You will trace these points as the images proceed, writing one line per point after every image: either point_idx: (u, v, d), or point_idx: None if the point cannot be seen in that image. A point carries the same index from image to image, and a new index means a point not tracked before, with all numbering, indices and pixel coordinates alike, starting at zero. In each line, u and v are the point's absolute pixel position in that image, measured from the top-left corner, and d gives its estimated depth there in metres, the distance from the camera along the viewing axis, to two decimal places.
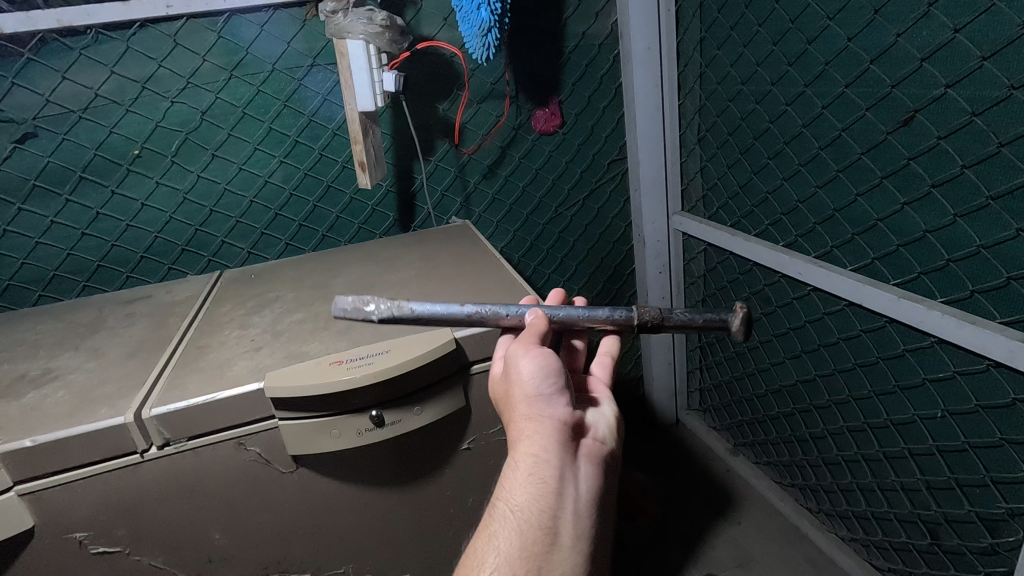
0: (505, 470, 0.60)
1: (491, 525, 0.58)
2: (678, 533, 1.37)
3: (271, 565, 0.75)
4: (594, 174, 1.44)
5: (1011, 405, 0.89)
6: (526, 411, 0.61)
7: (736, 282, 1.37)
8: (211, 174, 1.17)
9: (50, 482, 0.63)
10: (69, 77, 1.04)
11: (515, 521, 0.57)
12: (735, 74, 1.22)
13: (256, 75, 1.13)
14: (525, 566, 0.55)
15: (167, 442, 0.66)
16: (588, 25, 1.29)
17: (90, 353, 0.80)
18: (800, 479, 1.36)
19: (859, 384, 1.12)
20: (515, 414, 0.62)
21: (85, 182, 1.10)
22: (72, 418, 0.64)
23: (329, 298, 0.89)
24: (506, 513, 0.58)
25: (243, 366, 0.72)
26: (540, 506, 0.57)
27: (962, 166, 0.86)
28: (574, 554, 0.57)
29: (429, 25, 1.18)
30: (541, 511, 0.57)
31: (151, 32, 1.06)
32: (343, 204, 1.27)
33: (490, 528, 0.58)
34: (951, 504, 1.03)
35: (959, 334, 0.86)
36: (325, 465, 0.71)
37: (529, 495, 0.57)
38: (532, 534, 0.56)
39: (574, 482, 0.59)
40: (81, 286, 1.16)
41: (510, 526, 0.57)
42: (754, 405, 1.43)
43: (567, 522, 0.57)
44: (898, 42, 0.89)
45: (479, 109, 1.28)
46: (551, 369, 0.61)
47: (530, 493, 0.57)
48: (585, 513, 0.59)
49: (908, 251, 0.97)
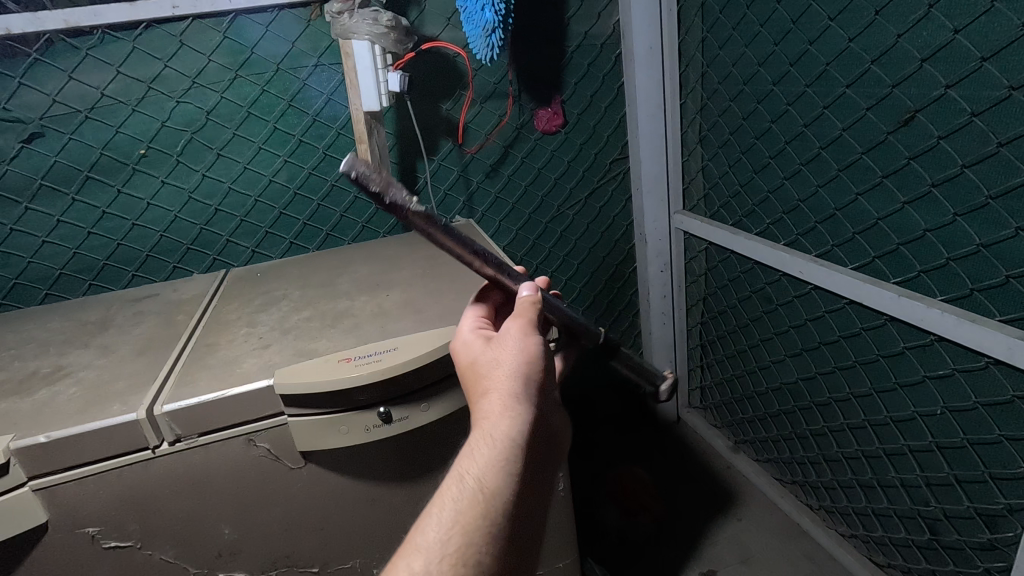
0: (473, 440, 0.55)
1: (450, 495, 0.52)
2: (681, 529, 1.39)
3: (280, 559, 0.76)
4: (597, 174, 1.45)
5: (1010, 402, 0.90)
6: (512, 386, 0.57)
7: (737, 281, 1.38)
8: (216, 173, 1.17)
9: (63, 478, 0.64)
10: (75, 77, 1.04)
11: (483, 504, 0.51)
12: (736, 73, 1.23)
13: (261, 74, 1.14)
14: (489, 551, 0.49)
15: (178, 438, 0.67)
16: (590, 25, 1.30)
17: (100, 350, 0.81)
18: (800, 477, 1.37)
19: (859, 381, 1.13)
20: (496, 386, 0.58)
21: (91, 181, 1.11)
22: (84, 414, 0.65)
23: (335, 296, 0.90)
24: (470, 485, 0.52)
25: (252, 363, 0.73)
26: (512, 493, 0.52)
27: (962, 166, 0.87)
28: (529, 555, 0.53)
29: (433, 25, 1.19)
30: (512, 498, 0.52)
31: (156, 32, 1.06)
32: (347, 203, 1.28)
33: (448, 498, 0.52)
34: (950, 500, 1.04)
35: (958, 331, 0.87)
36: (333, 461, 0.72)
37: (504, 478, 0.52)
38: (499, 519, 0.51)
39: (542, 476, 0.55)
40: (87, 284, 1.17)
41: (477, 508, 0.51)
42: (755, 403, 1.44)
43: (530, 516, 0.53)
44: (899, 43, 0.90)
45: (483, 109, 1.29)
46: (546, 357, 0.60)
47: (505, 476, 0.52)
48: (541, 505, 0.56)
49: (908, 250, 0.98)
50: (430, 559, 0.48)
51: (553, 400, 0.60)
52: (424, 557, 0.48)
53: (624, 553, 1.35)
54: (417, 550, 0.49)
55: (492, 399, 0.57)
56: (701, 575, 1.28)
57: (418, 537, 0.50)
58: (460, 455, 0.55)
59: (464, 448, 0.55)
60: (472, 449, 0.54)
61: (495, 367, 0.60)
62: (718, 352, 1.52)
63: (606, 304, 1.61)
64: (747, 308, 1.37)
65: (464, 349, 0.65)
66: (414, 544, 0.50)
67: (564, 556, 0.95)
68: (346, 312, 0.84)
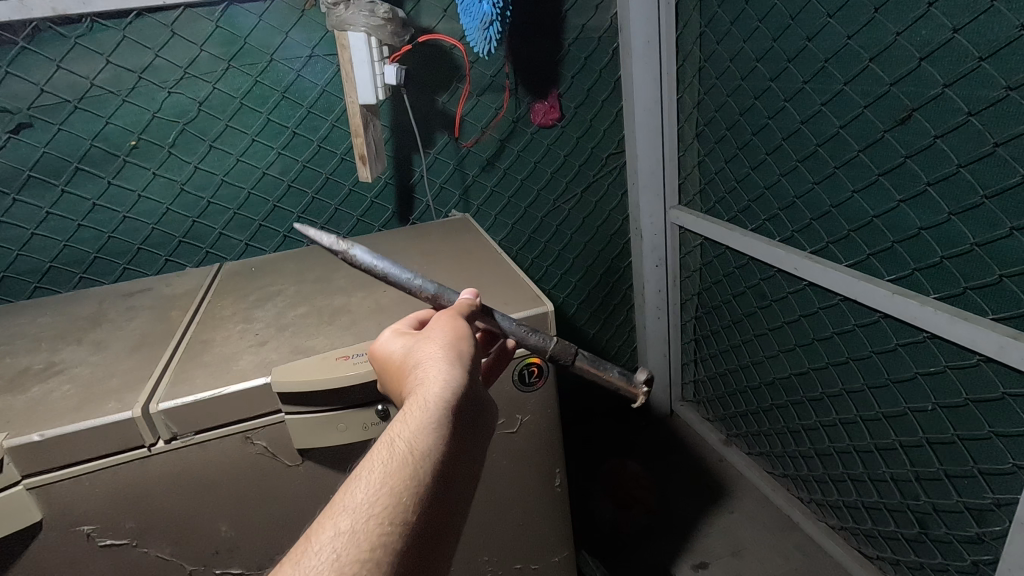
0: (420, 390, 0.52)
1: (391, 451, 0.46)
2: (671, 520, 1.41)
3: (277, 557, 0.76)
4: (593, 168, 1.44)
5: (1000, 399, 0.90)
6: (456, 357, 0.56)
7: (732, 276, 1.38)
8: (208, 165, 1.16)
9: (57, 476, 0.63)
10: (63, 66, 1.02)
11: (403, 463, 0.45)
12: (734, 68, 1.22)
13: (254, 65, 1.12)
14: (393, 506, 0.43)
15: (174, 436, 0.66)
16: (587, 18, 1.29)
17: (93, 346, 0.80)
18: (792, 470, 1.39)
19: (852, 376, 1.14)
20: (440, 351, 0.56)
21: (81, 173, 1.09)
22: (78, 412, 0.65)
23: (332, 292, 0.89)
24: (416, 435, 0.47)
25: (248, 360, 0.73)
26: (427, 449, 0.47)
27: (958, 165, 0.88)
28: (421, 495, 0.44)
29: (429, 16, 1.17)
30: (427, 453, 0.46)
31: (146, 21, 1.04)
32: (342, 196, 1.26)
33: (390, 452, 0.46)
34: (939, 494, 1.05)
35: (951, 330, 0.88)
36: (329, 457, 0.72)
37: (418, 434, 0.47)
38: (421, 476, 0.45)
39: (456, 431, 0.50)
40: (77, 278, 1.15)
41: (390, 465, 0.45)
42: (748, 397, 1.46)
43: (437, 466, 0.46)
44: (898, 41, 0.90)
45: (479, 101, 1.28)
46: (457, 333, 0.59)
47: (420, 434, 0.47)
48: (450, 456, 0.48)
49: (902, 248, 0.98)
50: (361, 516, 0.42)
51: (464, 359, 0.56)
52: (354, 518, 0.42)
53: (610, 545, 1.37)
54: (344, 507, 0.43)
55: (436, 363, 0.55)
56: (691, 567, 1.29)
57: (343, 498, 0.44)
58: (403, 407, 0.51)
59: (407, 403, 0.52)
60: (418, 397, 0.51)
61: (428, 345, 0.57)
62: (711, 346, 1.53)
63: (601, 297, 1.61)
64: (741, 303, 1.38)
65: (390, 351, 0.61)
66: (339, 504, 0.43)
67: (560, 551, 0.95)
68: (343, 309, 0.83)
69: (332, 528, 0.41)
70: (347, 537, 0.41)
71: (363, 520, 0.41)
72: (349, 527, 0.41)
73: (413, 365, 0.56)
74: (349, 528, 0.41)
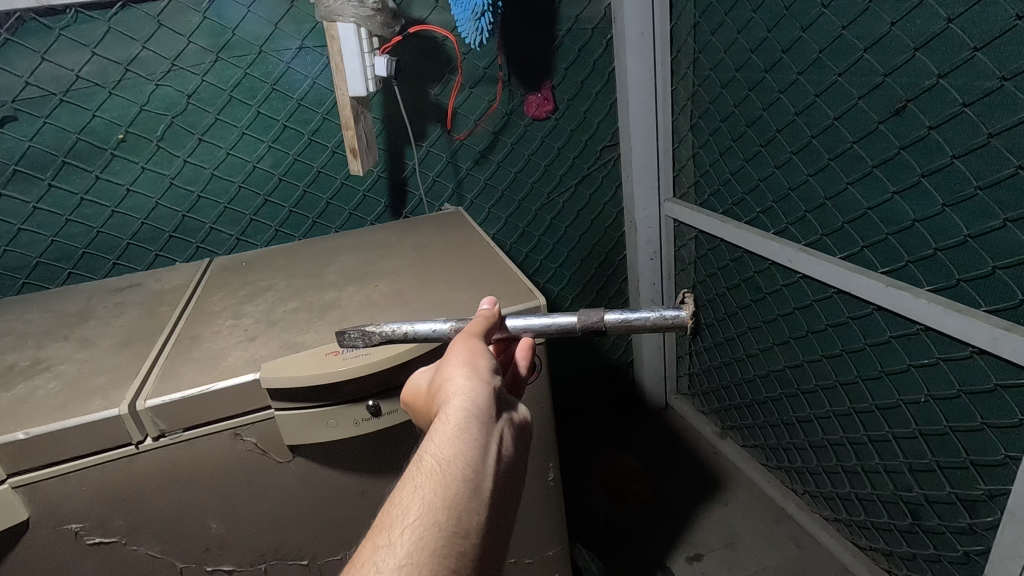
0: (445, 404, 0.52)
1: (423, 466, 0.47)
2: (666, 513, 1.41)
3: (269, 553, 0.75)
4: (586, 161, 1.44)
5: (992, 390, 0.90)
6: (475, 364, 0.55)
7: (726, 269, 1.38)
8: (197, 159, 1.14)
9: (44, 474, 0.62)
10: (48, 58, 1.01)
11: (434, 477, 0.46)
12: (728, 59, 1.21)
13: (243, 57, 1.10)
14: (428, 518, 0.43)
15: (163, 434, 0.66)
16: (581, 9, 1.28)
17: (80, 342, 0.79)
18: (786, 462, 1.39)
19: (845, 368, 1.14)
20: (460, 361, 0.56)
21: (68, 167, 1.07)
22: (65, 410, 0.64)
23: (323, 287, 0.88)
24: (445, 448, 0.47)
25: (238, 356, 0.72)
26: (455, 460, 0.47)
27: (952, 156, 0.87)
28: (455, 505, 0.44)
29: (420, 7, 1.16)
30: (456, 463, 0.47)
31: (132, 12, 1.03)
32: (333, 190, 1.25)
33: (421, 469, 0.47)
34: (932, 486, 1.06)
35: (944, 321, 0.88)
36: (321, 453, 0.72)
37: (446, 447, 0.47)
38: (453, 486, 0.45)
39: (485, 436, 0.49)
40: (66, 273, 1.14)
41: (423, 480, 0.45)
42: (742, 389, 1.46)
43: (469, 475, 0.46)
44: (892, 31, 0.89)
45: (472, 94, 1.27)
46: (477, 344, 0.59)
47: (448, 446, 0.48)
48: (481, 463, 0.47)
49: (896, 240, 0.98)
50: (398, 532, 0.43)
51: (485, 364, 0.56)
52: (392, 534, 0.43)
53: (610, 538, 1.37)
54: (385, 524, 0.44)
55: (457, 374, 0.54)
56: (686, 560, 1.30)
57: (383, 516, 0.45)
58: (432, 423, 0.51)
59: (434, 419, 0.52)
60: (444, 411, 0.51)
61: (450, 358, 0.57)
62: (706, 339, 1.54)
63: (596, 290, 1.60)
64: (736, 296, 1.37)
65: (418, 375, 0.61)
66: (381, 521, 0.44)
67: (554, 545, 0.95)
68: (334, 304, 0.83)
69: (376, 544, 0.42)
70: (387, 553, 0.41)
71: (401, 534, 0.42)
72: (389, 543, 0.42)
73: (437, 380, 0.56)
74: (388, 545, 0.42)
